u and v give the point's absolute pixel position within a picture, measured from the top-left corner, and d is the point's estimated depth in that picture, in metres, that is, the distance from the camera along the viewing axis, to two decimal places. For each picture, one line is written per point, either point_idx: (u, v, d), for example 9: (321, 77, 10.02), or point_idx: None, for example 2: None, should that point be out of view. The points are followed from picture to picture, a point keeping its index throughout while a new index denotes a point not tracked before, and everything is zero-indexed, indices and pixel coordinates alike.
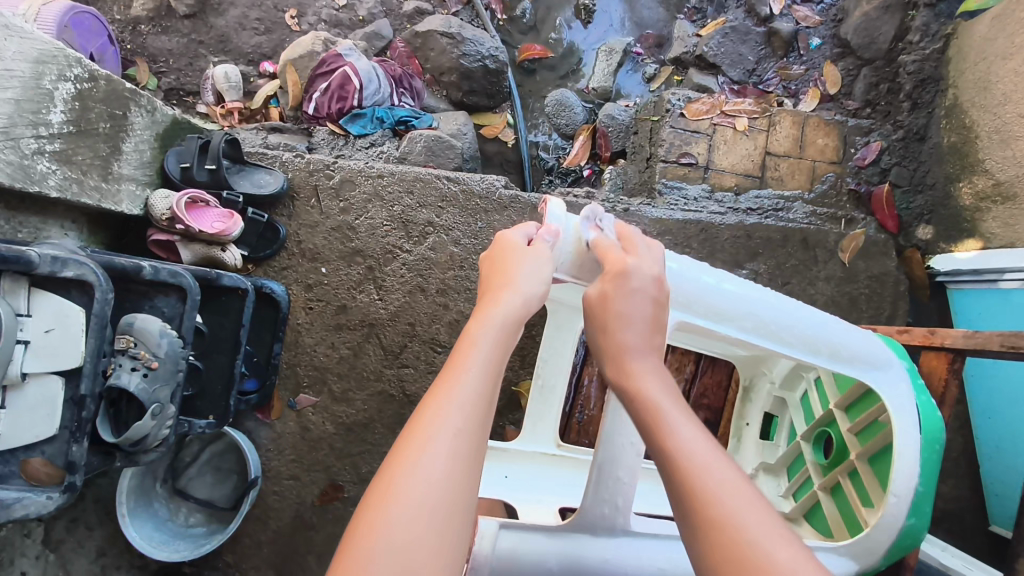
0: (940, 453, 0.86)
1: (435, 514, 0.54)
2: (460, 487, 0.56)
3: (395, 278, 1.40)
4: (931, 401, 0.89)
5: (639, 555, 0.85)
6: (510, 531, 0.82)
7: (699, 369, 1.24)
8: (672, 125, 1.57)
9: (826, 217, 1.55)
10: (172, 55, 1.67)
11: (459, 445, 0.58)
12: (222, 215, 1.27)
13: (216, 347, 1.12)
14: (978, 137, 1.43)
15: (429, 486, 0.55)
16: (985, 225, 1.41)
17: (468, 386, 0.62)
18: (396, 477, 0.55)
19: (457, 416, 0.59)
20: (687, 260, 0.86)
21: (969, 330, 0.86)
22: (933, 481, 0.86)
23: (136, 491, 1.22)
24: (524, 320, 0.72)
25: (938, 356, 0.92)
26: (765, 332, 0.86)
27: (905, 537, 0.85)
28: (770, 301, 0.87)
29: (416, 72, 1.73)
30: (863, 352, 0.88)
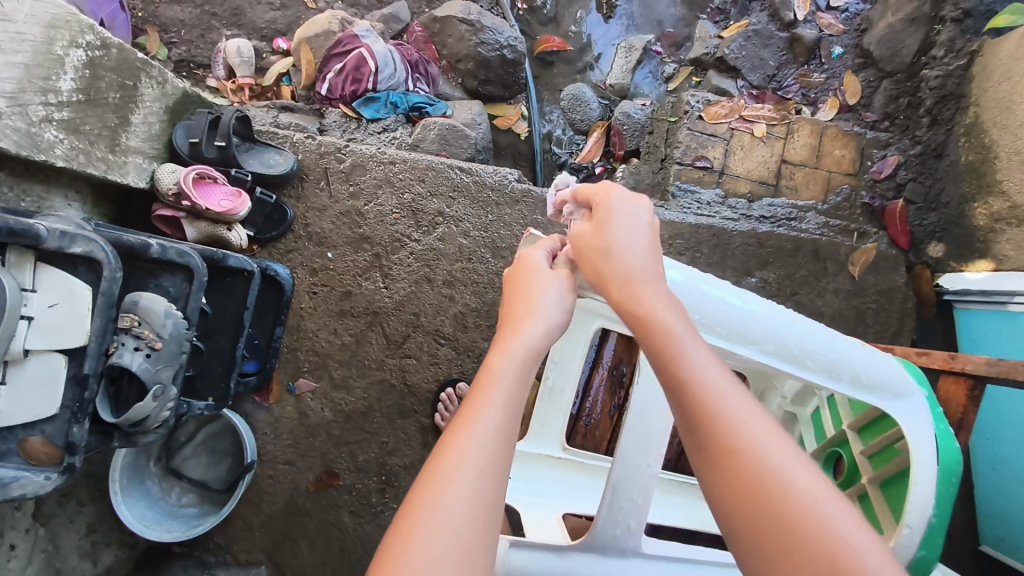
0: (957, 484, 0.83)
1: (462, 554, 0.52)
2: (483, 527, 0.54)
3: (401, 267, 1.38)
4: (950, 430, 0.86)
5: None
6: (520, 550, 0.79)
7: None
8: (690, 127, 1.55)
9: (838, 229, 1.54)
10: (184, 25, 1.63)
11: (479, 486, 0.56)
12: (229, 193, 1.25)
13: (219, 329, 1.10)
14: (997, 157, 1.42)
15: (450, 533, 0.52)
16: (998, 247, 1.40)
17: (489, 418, 0.61)
18: (418, 522, 0.53)
19: (476, 452, 0.58)
20: (708, 278, 0.86)
21: (992, 358, 0.86)
22: (950, 512, 0.83)
23: (130, 468, 1.20)
24: (543, 351, 0.70)
25: (957, 382, 0.91)
26: (787, 355, 0.86)
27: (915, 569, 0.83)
28: (793, 324, 0.86)
29: (432, 58, 1.70)
30: (884, 379, 0.86)
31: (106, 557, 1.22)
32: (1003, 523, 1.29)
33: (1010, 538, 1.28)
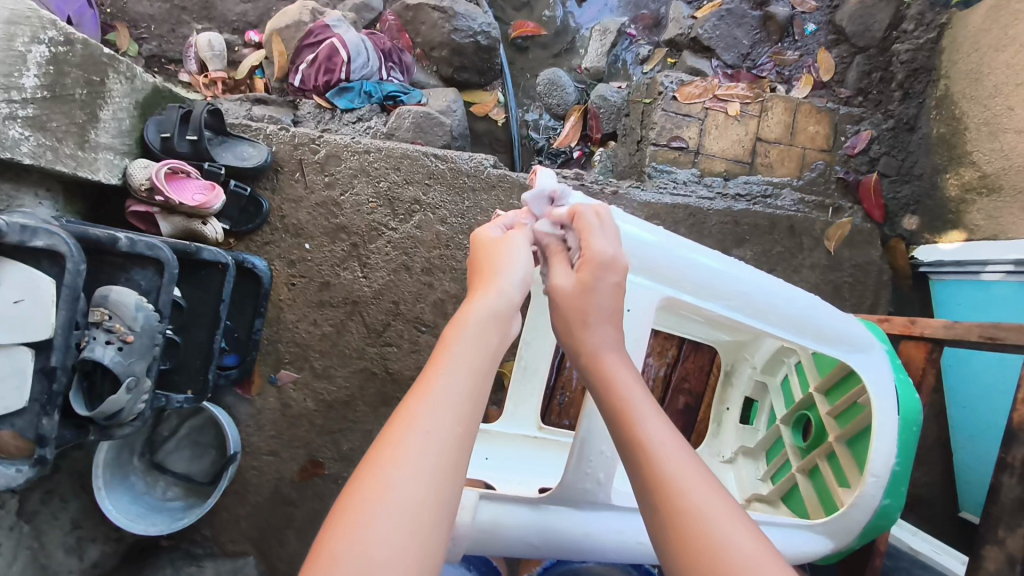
0: (916, 434, 0.87)
1: (411, 509, 0.53)
2: (437, 484, 0.55)
3: (379, 256, 1.38)
4: (910, 382, 0.89)
5: (622, 528, 0.84)
6: (490, 502, 0.82)
7: (682, 354, 1.23)
8: (664, 108, 1.55)
9: (814, 204, 1.55)
10: (153, 20, 1.61)
11: (433, 446, 0.57)
12: (203, 187, 1.25)
13: (194, 322, 1.11)
14: (967, 128, 1.43)
15: (401, 488, 0.53)
16: (969, 217, 1.42)
17: (448, 379, 0.62)
18: (366, 488, 0.54)
19: (433, 414, 0.59)
20: (680, 239, 0.88)
21: (949, 322, 0.87)
22: (910, 461, 0.87)
23: (113, 465, 1.22)
24: (505, 318, 0.71)
25: (917, 345, 0.94)
26: (753, 311, 0.87)
27: (881, 517, 0.86)
28: (758, 280, 0.87)
29: (406, 46, 1.69)
30: (848, 334, 0.88)
31: (93, 552, 1.23)
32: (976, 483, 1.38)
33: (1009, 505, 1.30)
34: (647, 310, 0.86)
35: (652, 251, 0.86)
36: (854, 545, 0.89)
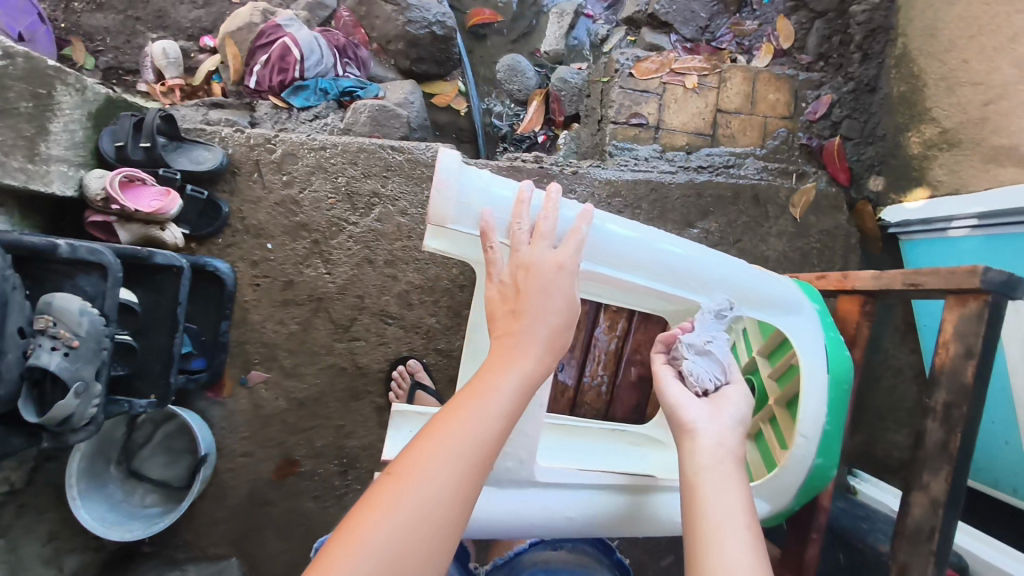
0: (849, 391, 0.88)
1: (430, 512, 0.56)
2: (462, 494, 0.58)
3: (341, 252, 1.39)
4: (841, 339, 0.90)
5: (549, 505, 0.86)
6: None
7: (633, 325, 1.10)
8: (621, 85, 1.55)
9: (777, 172, 1.55)
10: (108, 32, 1.61)
11: (467, 456, 0.60)
12: (159, 193, 1.26)
13: (154, 327, 1.12)
14: (926, 85, 1.42)
15: (428, 490, 0.57)
16: (932, 173, 1.40)
17: (491, 397, 0.64)
18: (405, 475, 0.57)
19: (469, 425, 0.61)
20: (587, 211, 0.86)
21: (876, 271, 0.88)
22: (843, 419, 0.87)
23: (87, 473, 1.23)
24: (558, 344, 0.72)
25: (851, 300, 0.95)
26: (673, 280, 0.88)
27: (815, 479, 0.87)
28: (680, 250, 0.87)
29: (362, 41, 1.69)
30: (774, 295, 0.90)
31: (72, 562, 1.24)
32: None
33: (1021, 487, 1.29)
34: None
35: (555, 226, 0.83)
36: (795, 508, 0.90)
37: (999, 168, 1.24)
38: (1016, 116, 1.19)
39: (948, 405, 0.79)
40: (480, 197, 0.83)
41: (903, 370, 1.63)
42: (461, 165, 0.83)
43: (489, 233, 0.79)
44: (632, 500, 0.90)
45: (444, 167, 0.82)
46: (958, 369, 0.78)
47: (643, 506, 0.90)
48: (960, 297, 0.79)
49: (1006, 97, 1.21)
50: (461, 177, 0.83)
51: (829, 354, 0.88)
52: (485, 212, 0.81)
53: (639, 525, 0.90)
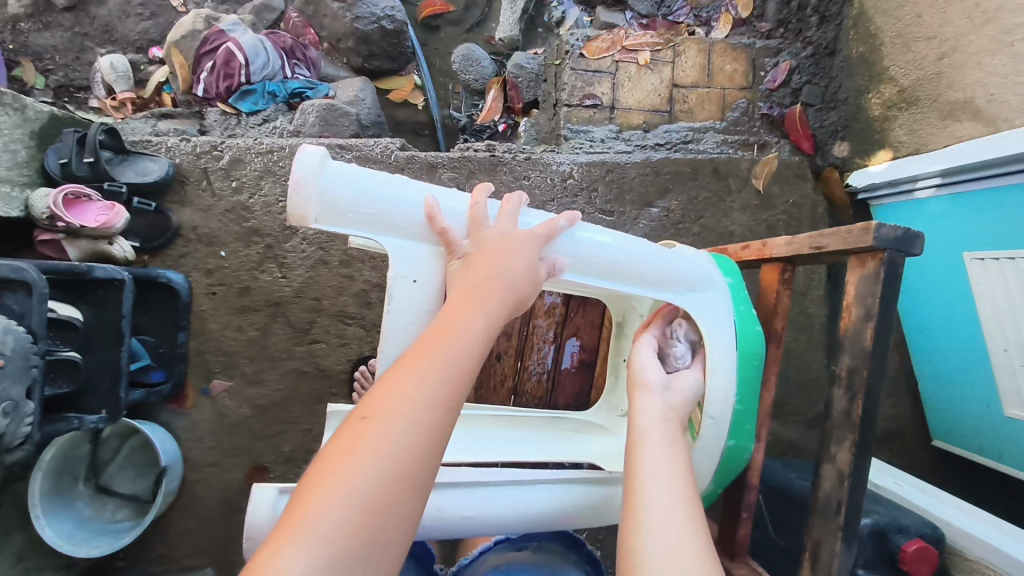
0: (757, 367, 0.86)
1: (409, 450, 0.57)
2: (434, 434, 0.59)
3: (295, 254, 1.38)
4: (752, 314, 0.88)
5: (445, 506, 0.78)
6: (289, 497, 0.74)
7: (571, 309, 1.09)
8: (573, 66, 1.52)
9: (737, 144, 1.52)
10: (57, 50, 1.60)
11: (439, 397, 0.61)
12: (104, 208, 1.24)
13: (98, 341, 1.12)
14: (883, 44, 1.37)
15: (404, 429, 0.58)
16: (893, 134, 1.36)
17: (463, 341, 0.66)
18: (379, 414, 0.58)
19: (442, 368, 0.63)
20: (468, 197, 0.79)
21: (789, 236, 0.87)
22: (752, 396, 0.86)
23: (52, 492, 1.23)
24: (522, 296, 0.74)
25: (773, 268, 0.92)
26: (627, 279, 0.84)
27: (729, 459, 0.86)
28: (631, 246, 0.83)
29: (312, 42, 1.67)
30: (682, 276, 0.86)
31: None
32: (947, 417, 1.43)
33: (1007, 453, 1.25)
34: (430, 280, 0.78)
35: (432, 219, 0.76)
36: (716, 490, 0.89)
37: (956, 123, 1.20)
38: (970, 67, 1.16)
39: (850, 370, 0.77)
40: (352, 195, 0.73)
41: None
42: (324, 161, 0.71)
43: (434, 218, 0.75)
44: (544, 493, 0.83)
45: (301, 165, 0.70)
46: (858, 332, 0.77)
47: (556, 498, 0.83)
48: (860, 258, 0.78)
49: (960, 49, 1.18)
50: (324, 175, 0.71)
51: (738, 334, 0.86)
52: (430, 198, 0.76)
53: (552, 520, 0.83)
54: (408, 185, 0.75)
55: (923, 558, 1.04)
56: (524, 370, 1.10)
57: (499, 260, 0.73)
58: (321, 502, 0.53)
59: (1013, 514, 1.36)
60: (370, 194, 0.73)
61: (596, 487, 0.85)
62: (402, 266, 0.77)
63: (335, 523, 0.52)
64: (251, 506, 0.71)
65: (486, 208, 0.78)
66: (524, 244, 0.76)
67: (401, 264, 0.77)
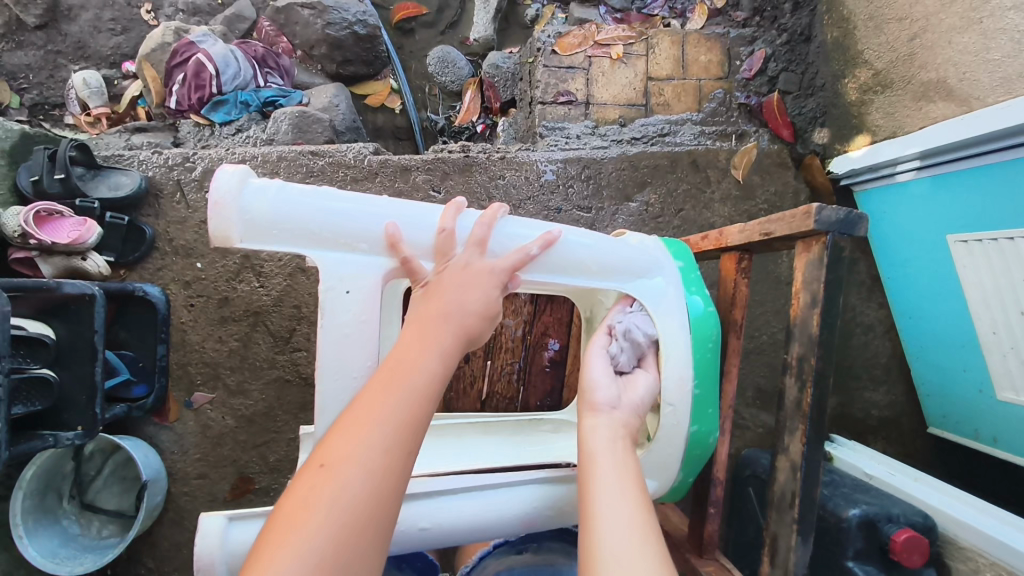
0: (714, 348, 0.89)
1: (364, 499, 0.56)
2: (389, 478, 0.58)
3: (272, 263, 1.37)
4: (705, 296, 0.90)
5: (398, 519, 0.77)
6: (239, 523, 0.75)
7: (538, 308, 1.08)
8: (545, 63, 1.51)
9: (715, 135, 1.50)
10: (31, 69, 1.61)
11: (393, 439, 0.60)
12: (77, 224, 1.24)
13: (72, 357, 1.11)
14: (856, 27, 1.36)
15: (357, 477, 0.57)
16: (870, 118, 1.35)
17: (416, 377, 0.65)
18: (332, 464, 0.57)
19: (395, 407, 0.62)
20: (399, 202, 0.79)
21: (743, 224, 0.87)
22: (711, 378, 0.88)
23: (35, 510, 1.22)
24: (482, 323, 0.73)
25: (729, 257, 0.92)
26: (579, 270, 0.86)
27: (693, 445, 0.88)
28: (582, 240, 0.86)
29: (286, 49, 1.67)
30: (631, 263, 0.88)
31: None
32: (941, 404, 1.41)
33: (1002, 437, 1.23)
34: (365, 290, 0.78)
35: (357, 227, 0.76)
36: (687, 477, 0.91)
37: (930, 104, 1.19)
38: (941, 47, 1.15)
39: (800, 358, 0.78)
40: (277, 213, 0.73)
41: (874, 327, 1.56)
42: (245, 179, 0.72)
43: (398, 245, 0.77)
44: (499, 496, 0.81)
45: (218, 184, 0.71)
46: (806, 319, 0.77)
47: (513, 501, 0.82)
48: (806, 243, 0.78)
49: (930, 29, 1.17)
50: (244, 193, 0.72)
51: (694, 319, 0.88)
52: (392, 226, 0.77)
53: (512, 523, 0.82)
54: (336, 196, 0.76)
55: (913, 548, 1.02)
56: (496, 370, 1.08)
57: (452, 292, 0.73)
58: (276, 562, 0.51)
59: (1012, 499, 1.33)
60: (294, 207, 0.73)
61: (553, 485, 0.84)
62: (333, 278, 0.77)
63: None
64: (200, 537, 0.73)
65: (452, 233, 0.79)
66: (482, 278, 0.75)
67: (332, 274, 0.76)
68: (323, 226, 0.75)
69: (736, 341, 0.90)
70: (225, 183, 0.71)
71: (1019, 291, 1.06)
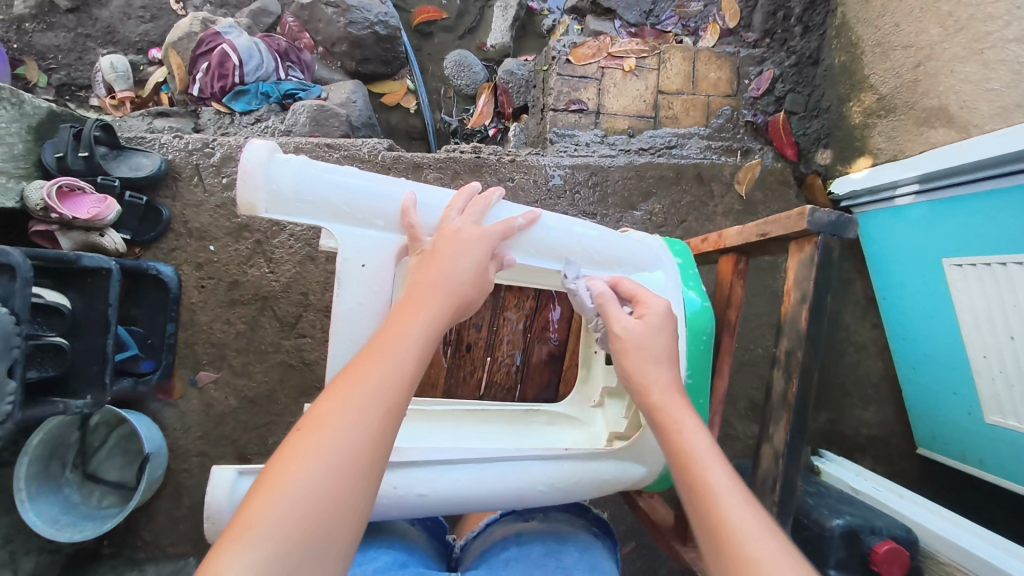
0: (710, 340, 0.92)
1: (347, 457, 0.56)
2: (373, 437, 0.58)
3: (283, 250, 1.42)
4: (701, 293, 0.95)
5: (398, 485, 0.79)
6: (249, 476, 0.78)
7: (540, 303, 1.12)
8: (559, 72, 1.55)
9: (721, 150, 1.54)
10: (60, 50, 1.65)
11: (379, 398, 0.59)
12: (97, 200, 1.27)
13: (86, 328, 1.15)
14: (863, 53, 1.40)
15: (342, 436, 0.56)
16: (872, 141, 1.39)
17: (404, 344, 0.64)
18: (317, 423, 0.57)
19: (382, 372, 0.61)
20: (418, 186, 0.83)
21: (741, 228, 0.90)
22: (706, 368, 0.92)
23: (40, 476, 1.26)
24: (471, 292, 0.73)
25: (729, 260, 0.96)
26: (587, 261, 0.90)
27: (685, 432, 0.92)
28: (591, 233, 0.90)
29: (308, 45, 1.72)
30: (635, 256, 0.93)
31: (28, 564, 1.26)
32: (930, 425, 1.43)
33: (988, 458, 1.25)
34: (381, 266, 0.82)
35: (378, 205, 0.80)
36: None
37: (932, 129, 1.23)
38: (944, 75, 1.19)
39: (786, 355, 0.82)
40: (305, 188, 0.76)
41: (867, 346, 1.59)
42: (272, 153, 0.75)
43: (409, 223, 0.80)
44: (495, 471, 0.82)
45: (248, 155, 0.73)
46: (795, 322, 0.81)
47: (508, 476, 0.82)
48: (799, 251, 0.81)
49: (934, 58, 1.21)
50: (271, 166, 0.75)
51: (690, 313, 0.92)
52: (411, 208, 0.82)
53: (508, 498, 0.83)
54: (360, 175, 0.80)
55: (895, 559, 1.02)
56: (495, 361, 1.11)
57: (444, 262, 0.73)
58: (254, 522, 0.51)
59: (992, 520, 1.36)
60: (320, 182, 0.77)
61: (553, 463, 0.85)
62: (351, 253, 0.81)
63: (272, 537, 0.51)
64: (210, 486, 0.75)
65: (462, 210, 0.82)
66: (476, 246, 0.76)
67: (352, 248, 0.81)
68: (349, 205, 0.79)
69: (729, 341, 0.93)
70: (253, 157, 0.73)
71: (1011, 316, 1.09)
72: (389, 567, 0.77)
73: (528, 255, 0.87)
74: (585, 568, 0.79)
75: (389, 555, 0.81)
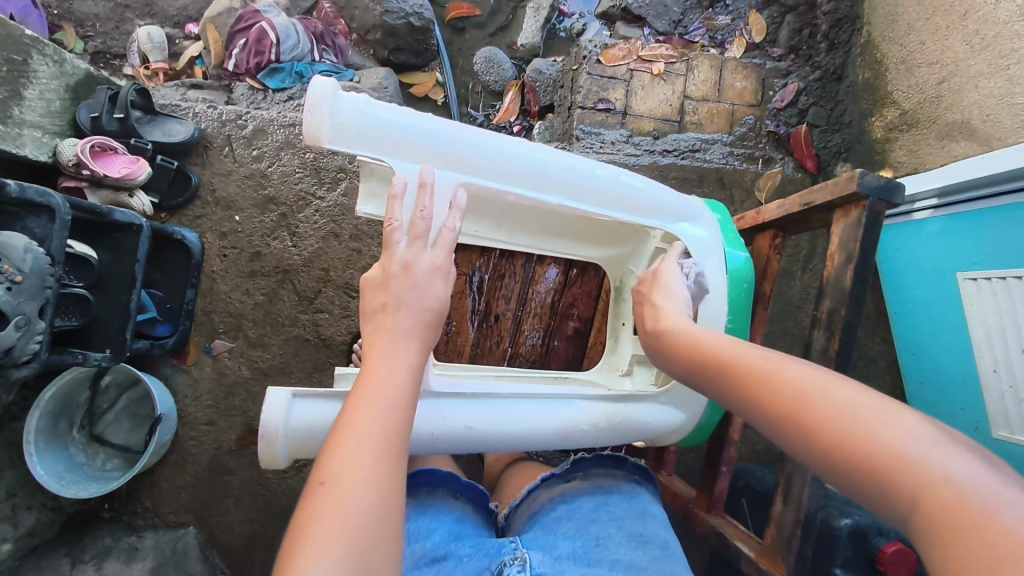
0: (747, 291, 0.99)
1: (364, 511, 0.52)
2: (383, 486, 0.55)
3: (307, 225, 1.43)
4: (738, 247, 1.00)
5: (446, 416, 0.82)
6: (303, 401, 0.78)
7: (570, 280, 1.15)
8: (589, 71, 1.58)
9: (743, 157, 1.58)
10: (98, 19, 1.68)
11: (377, 448, 0.56)
12: (128, 161, 1.28)
13: (111, 283, 1.15)
14: (887, 69, 1.43)
15: (356, 492, 0.53)
16: (894, 155, 1.42)
17: (385, 392, 0.62)
18: (325, 485, 0.53)
19: (374, 421, 0.58)
20: (473, 129, 0.84)
21: (780, 203, 1.02)
22: (742, 317, 0.98)
23: (49, 432, 1.25)
24: (433, 338, 0.71)
25: (765, 236, 1.08)
26: (632, 209, 0.93)
27: None
28: (634, 182, 0.92)
29: (342, 31, 1.75)
30: (677, 208, 0.95)
31: (28, 520, 1.25)
32: None
33: None
34: (437, 201, 0.83)
35: (435, 144, 0.82)
36: (711, 417, 1.00)
37: (953, 142, 1.26)
38: (968, 90, 1.22)
39: (830, 311, 0.92)
40: (368, 127, 0.78)
41: (876, 361, 1.61)
42: (336, 91, 0.76)
43: (424, 188, 0.78)
44: (537, 412, 0.87)
45: (314, 90, 0.75)
46: None
47: (549, 416, 0.88)
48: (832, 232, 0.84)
49: (959, 74, 1.24)
50: (336, 103, 0.76)
51: (732, 268, 0.98)
52: (465, 148, 0.84)
53: (551, 438, 0.88)
54: (415, 114, 0.81)
55: (901, 561, 1.04)
56: (519, 334, 1.15)
57: (407, 292, 0.71)
58: None
59: None
60: (380, 119, 0.79)
61: (589, 404, 0.91)
62: (409, 189, 0.82)
63: None
64: (267, 406, 0.76)
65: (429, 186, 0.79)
66: (432, 274, 0.74)
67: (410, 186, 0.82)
68: (407, 143, 0.81)
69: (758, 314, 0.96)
70: (318, 93, 0.75)
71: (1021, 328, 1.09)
72: (446, 540, 0.82)
73: (576, 200, 0.90)
74: (635, 517, 0.87)
75: (445, 528, 0.85)
